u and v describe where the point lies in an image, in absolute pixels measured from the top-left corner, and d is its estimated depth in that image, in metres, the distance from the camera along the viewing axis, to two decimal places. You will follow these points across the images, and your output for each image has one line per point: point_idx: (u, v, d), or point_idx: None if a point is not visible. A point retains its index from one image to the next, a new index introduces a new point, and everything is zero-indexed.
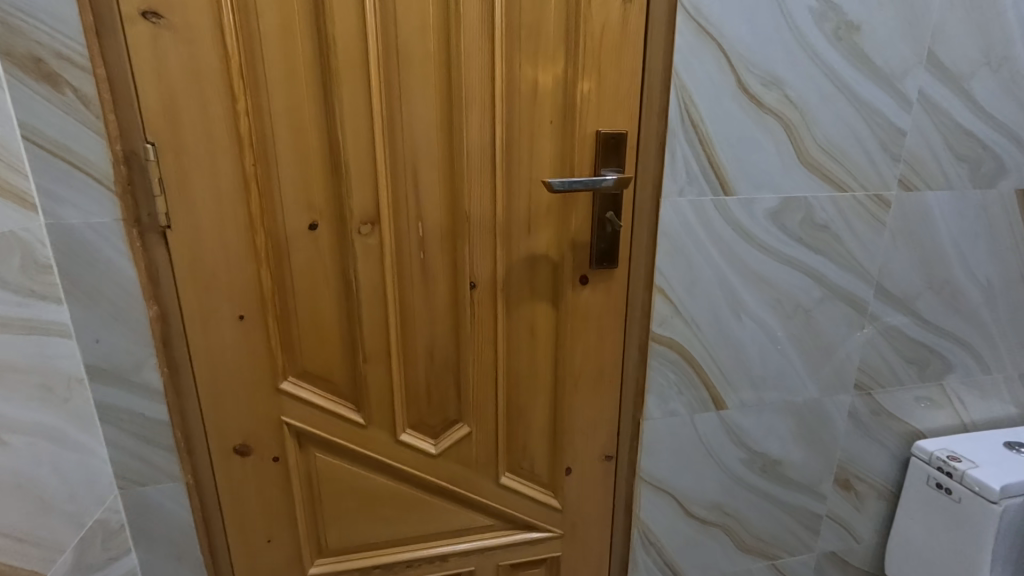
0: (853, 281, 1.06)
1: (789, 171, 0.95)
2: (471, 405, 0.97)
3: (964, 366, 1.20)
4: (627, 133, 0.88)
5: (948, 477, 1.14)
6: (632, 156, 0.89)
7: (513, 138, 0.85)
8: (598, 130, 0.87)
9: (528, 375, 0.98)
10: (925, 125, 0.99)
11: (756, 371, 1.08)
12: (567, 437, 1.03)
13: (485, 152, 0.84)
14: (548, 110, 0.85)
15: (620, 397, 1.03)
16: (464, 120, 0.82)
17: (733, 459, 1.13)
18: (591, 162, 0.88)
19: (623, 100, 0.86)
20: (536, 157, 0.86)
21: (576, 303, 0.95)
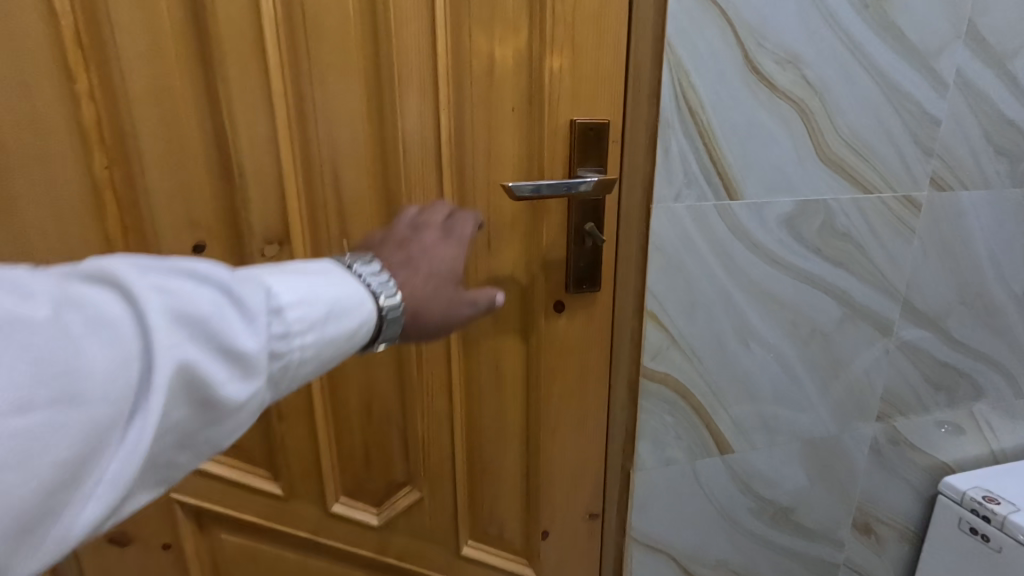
0: (877, 297, 0.90)
1: (806, 169, 0.78)
2: (423, 465, 0.78)
3: (994, 389, 1.05)
4: (609, 123, 0.70)
5: (984, 522, 0.99)
6: (617, 152, 0.71)
7: (463, 130, 0.66)
8: (574, 119, 0.68)
9: (494, 425, 0.79)
10: (961, 112, 0.83)
11: (766, 407, 0.91)
12: (544, 495, 0.84)
13: (428, 147, 0.65)
14: (509, 92, 0.66)
15: (607, 444, 0.85)
16: (401, 108, 0.63)
17: (740, 509, 0.96)
18: (566, 161, 0.70)
19: (604, 81, 0.68)
20: (496, 154, 0.67)
21: (551, 336, 0.77)
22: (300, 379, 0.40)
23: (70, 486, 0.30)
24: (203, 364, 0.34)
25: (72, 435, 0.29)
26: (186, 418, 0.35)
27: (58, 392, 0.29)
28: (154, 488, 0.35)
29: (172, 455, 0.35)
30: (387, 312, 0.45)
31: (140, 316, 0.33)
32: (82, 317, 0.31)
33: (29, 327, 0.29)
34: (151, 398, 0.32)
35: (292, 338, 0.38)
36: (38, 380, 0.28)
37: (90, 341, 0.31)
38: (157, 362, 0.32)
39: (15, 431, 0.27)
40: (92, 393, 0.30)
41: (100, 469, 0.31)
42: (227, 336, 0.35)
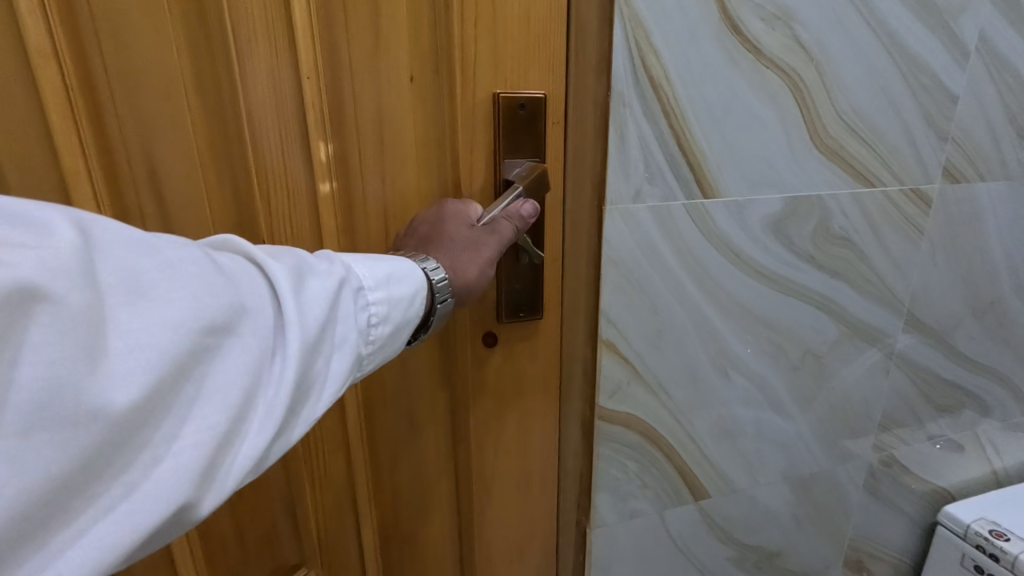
0: (877, 311, 0.75)
1: (797, 159, 0.62)
2: (321, 543, 0.61)
3: (1001, 407, 0.93)
4: (546, 98, 0.52)
5: (992, 561, 0.87)
6: (557, 137, 0.54)
7: (341, 105, 0.49)
8: (497, 94, 0.51)
9: (412, 491, 0.63)
10: (983, 87, 0.68)
11: (747, 443, 0.76)
12: (481, 568, 0.69)
13: (289, 127, 0.48)
14: (404, 55, 0.49)
15: (559, 503, 0.70)
16: (246, 83, 0.46)
17: (718, 559, 0.82)
18: (489, 150, 0.53)
19: (532, 43, 0.51)
20: (389, 137, 0.51)
21: (481, 380, 0.60)
22: (381, 348, 0.40)
23: (236, 420, 0.30)
24: (324, 304, 0.35)
25: (236, 368, 0.30)
26: (312, 360, 0.34)
27: (223, 319, 0.30)
28: (305, 425, 0.35)
29: (314, 397, 0.35)
30: (436, 284, 0.44)
31: (267, 272, 0.34)
32: (225, 261, 0.33)
33: (194, 269, 0.30)
34: (288, 343, 0.33)
35: (370, 294, 0.38)
36: (212, 299, 0.30)
37: (235, 281, 0.32)
38: (288, 309, 0.33)
39: (189, 360, 0.29)
40: (244, 325, 0.31)
41: (257, 400, 0.31)
42: (331, 283, 0.36)
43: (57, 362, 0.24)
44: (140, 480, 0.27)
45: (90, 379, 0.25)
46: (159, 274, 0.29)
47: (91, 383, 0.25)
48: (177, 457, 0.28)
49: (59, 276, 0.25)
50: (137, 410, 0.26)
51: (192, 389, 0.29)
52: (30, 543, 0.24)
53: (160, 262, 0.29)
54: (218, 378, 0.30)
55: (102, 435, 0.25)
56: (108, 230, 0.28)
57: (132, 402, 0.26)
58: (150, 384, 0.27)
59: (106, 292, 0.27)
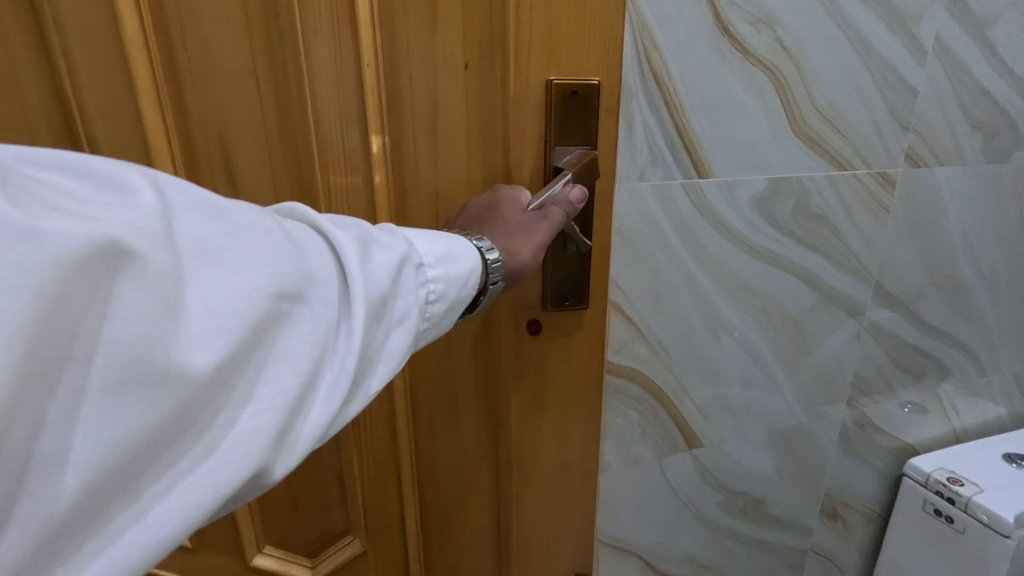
0: (850, 281, 0.85)
1: (779, 145, 0.72)
2: (365, 513, 0.71)
3: (960, 370, 1.04)
4: (597, 85, 0.58)
5: (949, 504, 0.98)
6: (604, 122, 0.60)
7: (396, 91, 0.55)
8: (552, 79, 0.57)
9: (452, 461, 0.71)
10: (939, 83, 0.78)
11: (736, 398, 0.86)
12: (517, 538, 0.75)
13: (348, 111, 0.55)
14: (458, 44, 0.54)
15: (591, 483, 0.75)
16: (313, 70, 0.52)
17: (709, 503, 0.92)
18: (542, 130, 0.58)
19: (585, 32, 0.56)
20: (439, 121, 0.56)
21: (522, 366, 0.67)
22: (438, 318, 0.45)
23: (306, 385, 0.34)
24: (386, 276, 0.40)
25: (307, 336, 0.35)
26: (374, 332, 0.39)
27: (293, 289, 0.34)
28: (365, 398, 0.39)
29: (373, 367, 0.40)
30: (491, 265, 0.50)
31: (336, 247, 0.39)
32: (298, 233, 0.37)
33: (269, 240, 0.34)
34: (354, 309, 0.37)
35: (428, 271, 0.44)
36: (284, 270, 0.34)
37: (307, 254, 0.36)
38: (354, 280, 0.38)
39: (264, 326, 0.33)
40: (315, 292, 0.36)
41: (325, 366, 0.36)
42: (392, 258, 0.41)
43: (146, 323, 0.28)
44: (216, 442, 0.31)
45: (173, 340, 0.29)
46: (233, 242, 0.32)
47: (175, 346, 0.29)
48: (251, 419, 0.32)
49: (140, 236, 0.28)
50: (212, 371, 0.30)
51: (267, 354, 0.33)
52: (130, 489, 0.28)
53: (234, 232, 0.33)
54: (289, 344, 0.34)
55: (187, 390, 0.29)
56: (187, 195, 0.32)
57: (212, 364, 0.30)
58: (224, 347, 0.30)
59: (187, 258, 0.30)
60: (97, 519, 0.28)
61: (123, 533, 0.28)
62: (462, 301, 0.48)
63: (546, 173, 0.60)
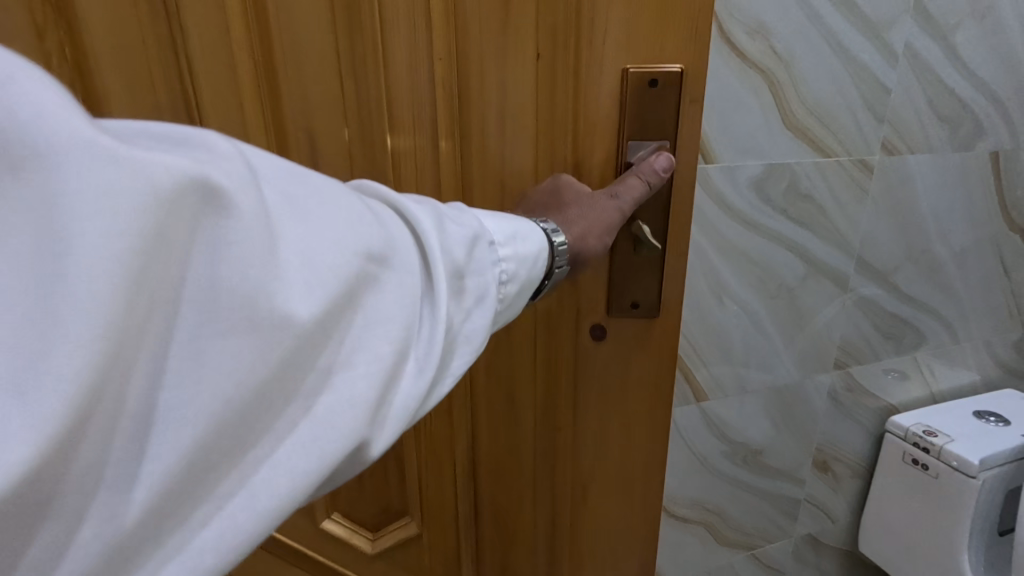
0: (835, 254, 0.98)
1: (773, 134, 0.85)
2: (429, 488, 0.80)
3: (935, 337, 1.17)
4: (682, 73, 0.58)
5: (925, 453, 1.11)
6: (687, 111, 0.60)
7: (468, 84, 0.58)
8: (631, 69, 0.58)
9: (511, 445, 0.76)
10: (909, 83, 0.91)
11: (738, 357, 0.99)
12: (578, 519, 0.78)
13: (425, 105, 0.59)
14: (532, 37, 0.57)
15: (653, 470, 0.76)
16: (392, 66, 0.58)
17: (714, 451, 1.05)
18: (619, 118, 0.60)
19: (667, 21, 0.56)
20: (510, 110, 0.59)
21: (583, 361, 0.70)
22: (509, 294, 0.48)
23: (400, 350, 0.36)
24: (463, 247, 0.42)
25: (400, 301, 0.36)
26: (456, 310, 0.41)
27: (381, 253, 0.36)
28: (453, 377, 0.42)
29: (460, 342, 0.42)
30: (557, 248, 0.53)
31: (418, 230, 0.40)
32: (383, 212, 0.39)
33: (354, 208, 0.36)
34: (439, 280, 0.39)
35: (499, 249, 0.46)
36: (370, 233, 0.36)
37: (392, 227, 0.38)
38: (434, 251, 0.40)
39: (358, 286, 0.34)
40: (404, 260, 0.37)
41: (417, 335, 0.38)
42: (465, 234, 0.43)
43: (248, 268, 0.29)
44: (314, 399, 0.32)
45: (271, 289, 0.30)
46: (317, 203, 0.34)
47: (275, 294, 0.30)
48: (349, 388, 0.33)
49: (224, 174, 0.29)
50: (312, 323, 0.31)
51: (355, 328, 0.34)
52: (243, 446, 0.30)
53: (316, 195, 0.34)
54: (382, 307, 0.36)
55: (290, 362, 0.31)
56: (265, 162, 0.34)
57: (312, 315, 0.31)
58: (321, 298, 0.32)
59: (276, 208, 0.32)
60: (211, 474, 0.29)
61: (235, 493, 0.30)
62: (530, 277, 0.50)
63: (619, 165, 0.62)
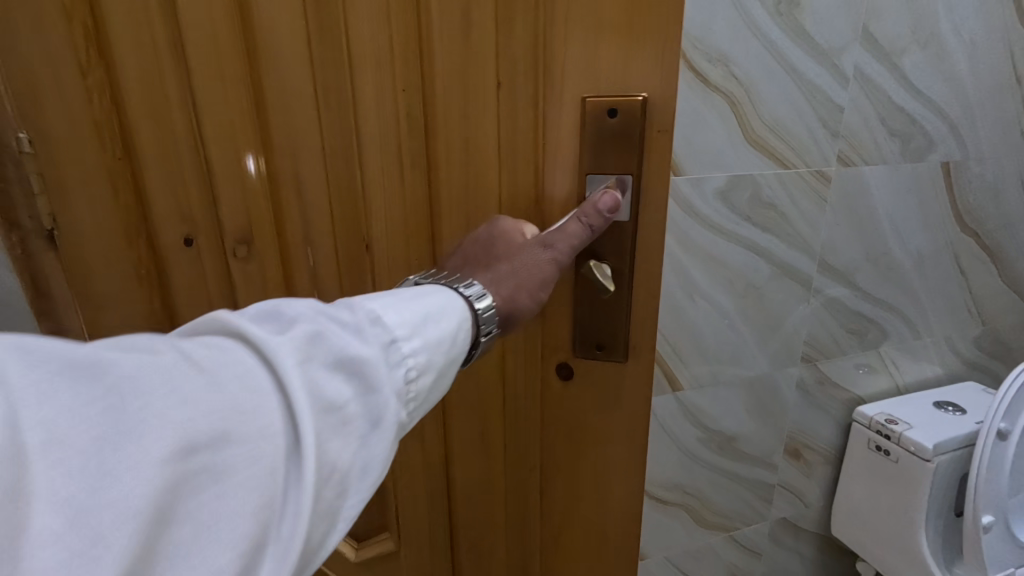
0: (798, 256, 1.08)
1: (736, 149, 0.95)
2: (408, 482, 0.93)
3: (898, 333, 1.26)
4: (648, 100, 0.64)
5: (886, 440, 1.19)
6: (657, 141, 0.66)
7: (432, 116, 0.70)
8: (592, 100, 0.65)
9: (481, 450, 0.88)
10: (861, 102, 1.01)
11: (710, 350, 1.08)
12: (553, 512, 0.89)
13: (389, 133, 0.71)
14: (493, 75, 0.66)
15: (619, 485, 0.83)
16: (360, 106, 0.70)
17: (690, 437, 1.14)
18: (581, 147, 0.67)
19: (628, 61, 0.63)
20: (471, 139, 0.69)
21: (544, 389, 0.81)
22: (423, 392, 0.49)
23: (251, 542, 0.36)
24: (337, 382, 0.42)
25: (239, 489, 0.36)
26: (340, 443, 0.41)
27: (208, 441, 0.35)
28: (345, 522, 0.42)
29: (350, 489, 0.42)
30: (483, 315, 0.58)
31: (276, 370, 0.40)
32: (217, 362, 0.39)
33: (184, 387, 0.36)
34: (307, 426, 0.39)
35: (402, 346, 0.47)
36: (200, 423, 0.35)
37: (245, 379, 0.39)
38: (296, 399, 0.39)
39: (178, 489, 0.33)
40: (245, 431, 0.37)
41: (272, 519, 0.37)
42: (344, 356, 0.43)
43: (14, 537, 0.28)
44: None
45: (44, 553, 0.28)
46: (133, 405, 0.33)
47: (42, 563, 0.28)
48: None
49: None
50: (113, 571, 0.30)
51: (171, 548, 0.33)
52: None
53: (133, 394, 0.34)
54: (218, 502, 0.35)
55: None
56: (62, 377, 0.32)
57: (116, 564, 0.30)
58: (120, 531, 0.30)
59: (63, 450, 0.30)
60: None
61: None
62: (444, 366, 0.52)
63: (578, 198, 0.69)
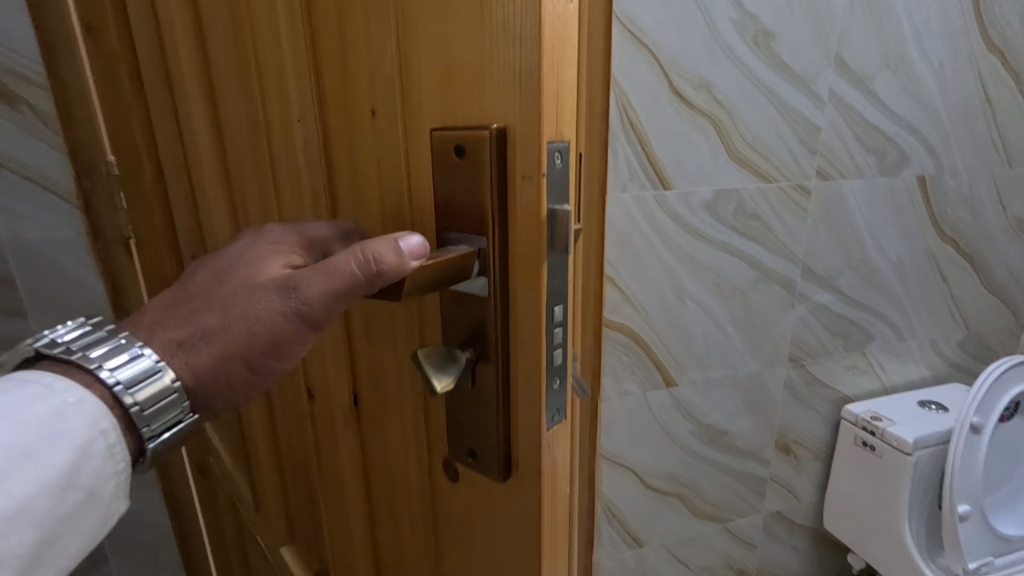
0: (781, 263, 1.17)
1: (720, 165, 1.05)
2: (338, 546, 0.69)
3: (882, 335, 1.34)
4: (502, 132, 0.33)
5: (871, 436, 1.28)
6: (523, 188, 0.33)
7: (329, 144, 0.47)
8: (440, 130, 0.36)
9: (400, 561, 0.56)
10: (836, 121, 1.11)
11: (700, 350, 1.17)
12: None
13: (299, 166, 0.52)
14: (363, 88, 0.41)
15: None
16: (274, 132, 0.54)
17: (684, 432, 1.23)
18: (433, 188, 0.37)
19: (482, 44, 0.32)
20: (358, 175, 0.45)
21: (452, 508, 0.46)
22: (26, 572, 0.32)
23: None
24: None
25: None
26: None
27: None
28: None
29: None
30: (144, 413, 0.36)
31: None
32: None
33: None
34: None
35: None
36: None
37: None
38: None
39: None
40: None
41: None
42: None
43: None
44: None
45: None
46: None
47: None
48: None
49: None
50: None
51: None
52: None
53: None
54: None
55: None
56: None
57: None
58: None
59: None
60: None
61: None
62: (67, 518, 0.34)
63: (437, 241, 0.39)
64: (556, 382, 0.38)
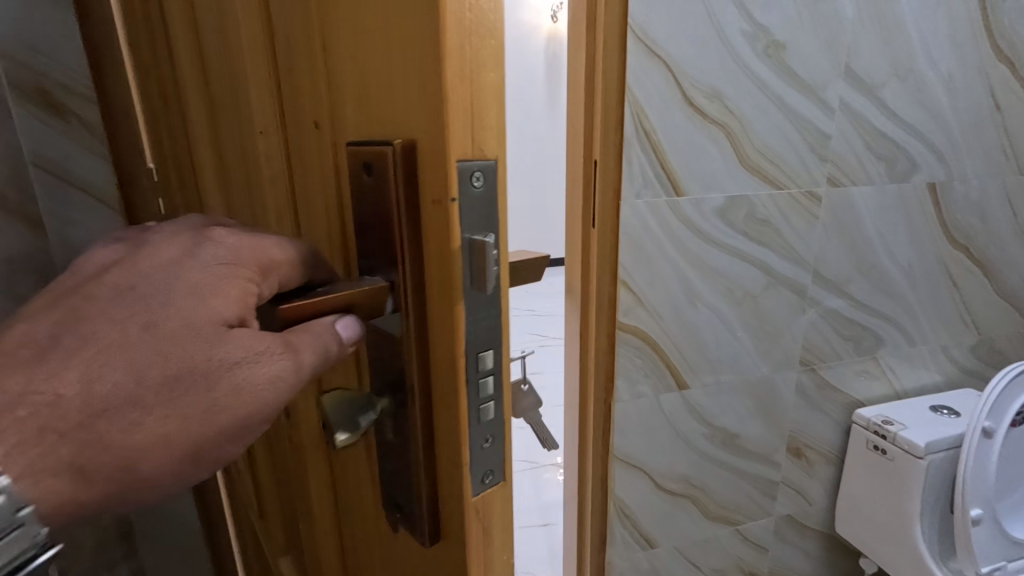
0: (792, 268, 1.19)
1: (731, 172, 1.08)
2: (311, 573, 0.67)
3: (893, 340, 1.35)
4: (411, 149, 0.30)
5: (883, 440, 1.29)
6: (434, 214, 0.30)
7: (276, 160, 0.46)
8: (357, 148, 0.33)
9: None
10: (846, 129, 1.13)
11: (712, 353, 1.19)
12: None
13: (256, 182, 0.51)
14: (302, 103, 0.39)
15: None
16: (234, 148, 0.53)
17: (695, 434, 1.25)
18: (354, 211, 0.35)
19: (393, 52, 0.30)
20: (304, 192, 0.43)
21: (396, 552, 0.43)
22: None
23: None
24: None
25: None
26: None
27: None
28: None
29: None
30: None
31: None
32: None
33: None
34: None
35: None
36: None
37: None
38: None
39: None
40: None
41: None
42: None
43: None
44: None
45: None
46: None
47: None
48: None
49: None
50: None
51: None
52: None
53: None
54: None
55: None
56: None
57: None
58: None
59: None
60: None
61: None
62: None
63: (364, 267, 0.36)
64: (487, 440, 0.35)
